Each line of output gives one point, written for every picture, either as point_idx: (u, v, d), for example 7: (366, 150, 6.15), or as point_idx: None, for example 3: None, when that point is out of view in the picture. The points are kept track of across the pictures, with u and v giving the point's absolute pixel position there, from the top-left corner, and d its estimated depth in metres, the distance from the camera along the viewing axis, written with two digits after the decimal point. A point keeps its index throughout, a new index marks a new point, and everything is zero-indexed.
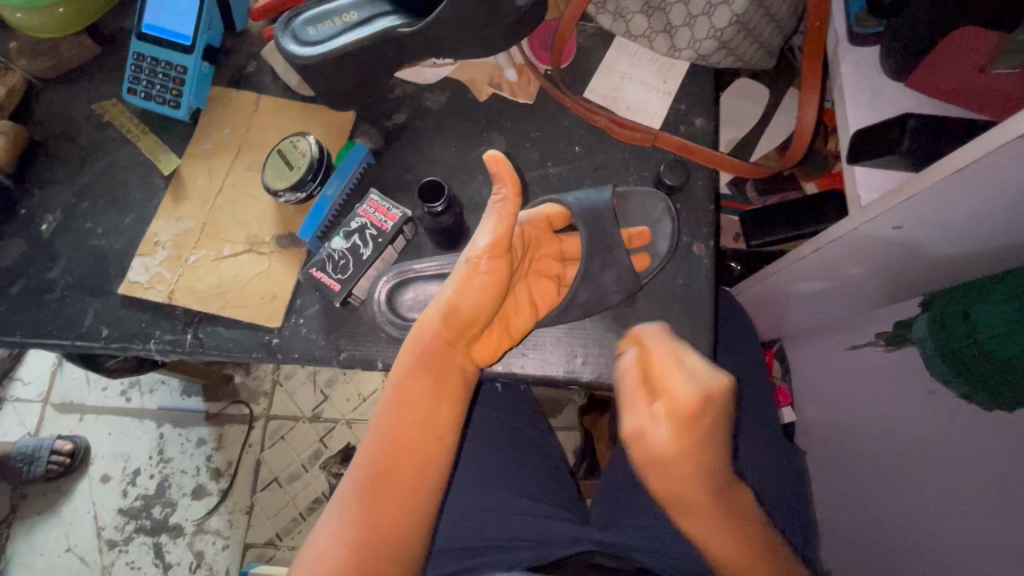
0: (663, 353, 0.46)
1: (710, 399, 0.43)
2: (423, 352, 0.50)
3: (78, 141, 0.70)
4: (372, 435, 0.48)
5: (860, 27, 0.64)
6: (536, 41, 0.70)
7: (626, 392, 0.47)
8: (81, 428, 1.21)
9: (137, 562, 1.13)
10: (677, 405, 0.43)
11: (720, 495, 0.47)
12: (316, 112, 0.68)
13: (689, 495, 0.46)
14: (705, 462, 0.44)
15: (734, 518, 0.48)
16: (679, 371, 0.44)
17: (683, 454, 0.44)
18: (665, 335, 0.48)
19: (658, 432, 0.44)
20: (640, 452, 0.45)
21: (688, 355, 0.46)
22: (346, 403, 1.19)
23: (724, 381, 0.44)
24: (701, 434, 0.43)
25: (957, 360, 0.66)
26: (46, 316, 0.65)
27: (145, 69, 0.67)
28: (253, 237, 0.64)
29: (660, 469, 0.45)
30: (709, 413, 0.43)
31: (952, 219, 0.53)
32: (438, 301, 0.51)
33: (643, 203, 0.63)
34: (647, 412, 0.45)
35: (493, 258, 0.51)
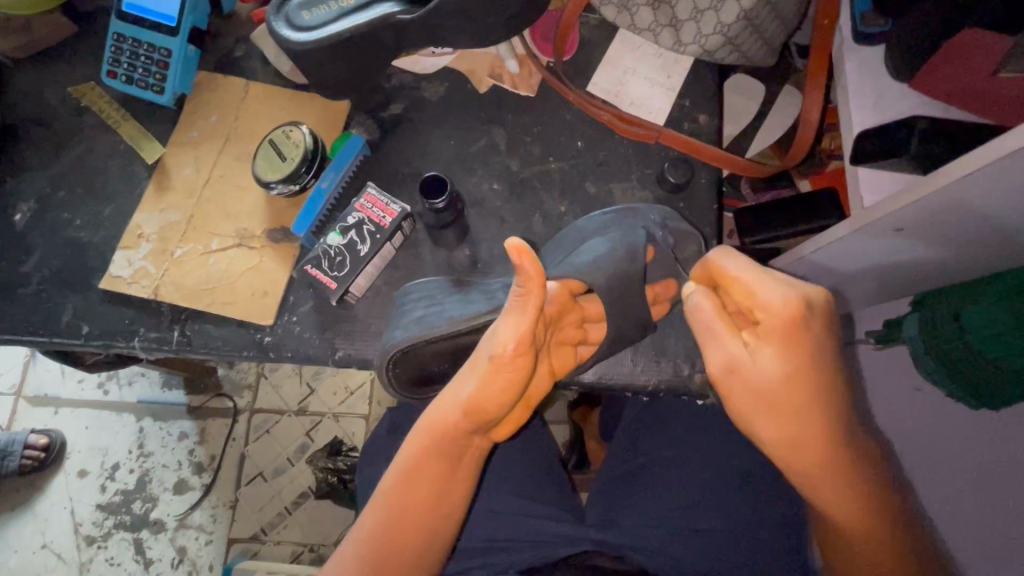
0: (751, 266, 0.46)
1: (811, 305, 0.44)
2: (439, 435, 0.49)
3: (53, 126, 0.66)
4: (376, 502, 0.49)
5: (865, 27, 0.64)
6: (537, 32, 0.67)
7: (706, 325, 0.47)
8: (57, 422, 1.17)
9: (117, 559, 1.11)
10: (775, 315, 0.43)
11: (848, 444, 0.46)
12: (309, 100, 0.65)
13: (815, 436, 0.45)
14: (823, 381, 0.44)
15: (840, 472, 0.46)
16: (768, 284, 0.44)
17: (796, 373, 0.44)
18: (734, 252, 0.47)
19: (756, 356, 0.44)
20: (740, 385, 0.45)
21: (772, 272, 0.46)
22: (332, 397, 1.16)
23: (820, 290, 0.45)
24: (807, 349, 0.43)
25: (953, 360, 0.66)
26: (21, 310, 0.61)
27: (125, 51, 0.64)
28: (243, 232, 0.61)
29: (767, 398, 0.45)
30: (811, 321, 0.43)
31: (951, 223, 0.53)
32: (454, 394, 0.48)
33: (679, 240, 0.58)
34: (737, 341, 0.45)
35: (520, 361, 0.46)
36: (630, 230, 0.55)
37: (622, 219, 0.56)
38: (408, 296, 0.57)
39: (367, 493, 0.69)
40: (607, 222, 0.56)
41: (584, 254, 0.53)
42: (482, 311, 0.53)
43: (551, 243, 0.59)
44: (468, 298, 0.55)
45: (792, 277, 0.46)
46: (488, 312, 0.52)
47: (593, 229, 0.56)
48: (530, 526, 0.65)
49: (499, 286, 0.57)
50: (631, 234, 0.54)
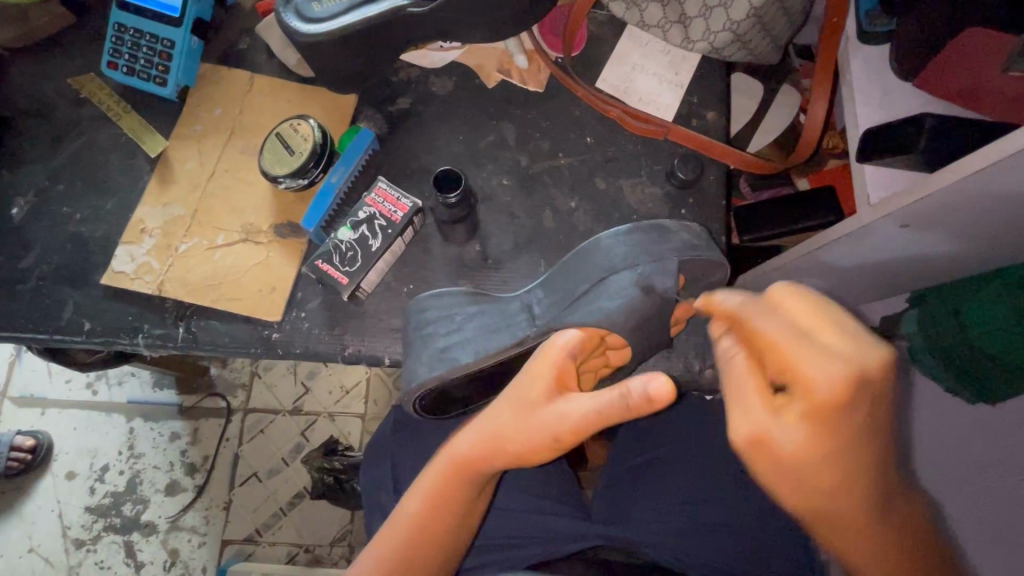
0: (809, 312, 0.40)
1: (863, 381, 0.38)
2: (468, 474, 0.47)
3: (51, 118, 0.64)
4: (400, 524, 0.49)
5: (873, 26, 0.65)
6: (546, 27, 0.67)
7: (737, 383, 0.41)
8: (44, 424, 1.14)
9: (107, 562, 1.08)
10: (812, 396, 0.38)
11: (879, 512, 0.43)
12: (315, 93, 0.64)
13: (842, 509, 0.42)
14: (858, 458, 0.40)
15: (871, 531, 0.44)
16: (814, 352, 0.38)
17: (818, 454, 0.39)
18: (797, 293, 0.41)
19: (783, 431, 0.39)
20: (760, 457, 0.40)
21: (825, 331, 0.39)
22: (328, 396, 1.15)
23: (878, 361, 0.38)
24: (840, 430, 0.39)
25: (949, 356, 0.66)
26: (18, 307, 0.60)
27: (127, 42, 0.62)
28: (249, 226, 0.60)
29: (791, 477, 0.40)
30: (858, 401, 0.38)
31: (957, 220, 0.54)
32: (495, 433, 0.45)
33: (705, 271, 0.52)
34: (768, 413, 0.40)
35: (589, 428, 0.42)
36: (662, 263, 0.49)
37: (654, 244, 0.50)
38: (425, 319, 0.53)
39: (373, 490, 0.68)
40: (634, 252, 0.50)
41: (608, 295, 0.48)
42: (506, 345, 0.50)
43: (569, 258, 0.52)
44: (488, 322, 0.52)
45: (850, 337, 0.39)
46: (512, 347, 0.50)
47: (621, 260, 0.49)
48: (537, 523, 0.65)
49: (518, 307, 0.52)
50: (664, 269, 0.49)
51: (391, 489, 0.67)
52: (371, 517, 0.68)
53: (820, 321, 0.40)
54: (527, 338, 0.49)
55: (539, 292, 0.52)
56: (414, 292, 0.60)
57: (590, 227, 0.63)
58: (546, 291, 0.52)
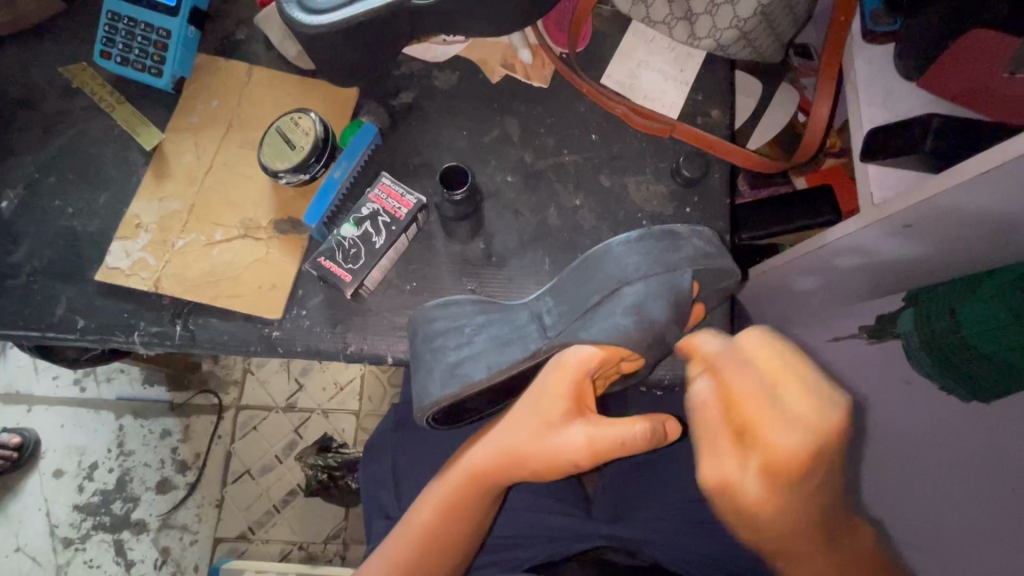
0: (776, 364, 0.43)
1: (818, 447, 0.40)
2: (485, 484, 0.49)
3: (41, 108, 0.62)
4: (411, 531, 0.50)
5: (874, 26, 0.65)
6: (550, 22, 0.66)
7: (708, 431, 0.44)
8: (30, 421, 1.11)
9: (96, 561, 1.07)
10: (774, 454, 0.41)
11: (833, 550, 0.46)
12: (315, 86, 0.63)
13: (791, 550, 0.45)
14: (813, 502, 0.43)
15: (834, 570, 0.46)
16: (775, 416, 0.41)
17: (773, 507, 0.42)
18: (761, 341, 0.44)
19: (748, 483, 0.42)
20: (723, 499, 0.44)
21: (789, 387, 0.42)
22: (321, 393, 1.14)
23: (836, 421, 0.41)
24: (797, 491, 0.42)
25: (946, 358, 0.64)
26: (9, 303, 0.58)
27: (122, 32, 0.61)
28: (248, 222, 0.59)
29: (751, 523, 0.44)
30: (818, 459, 0.41)
31: (958, 222, 0.54)
32: (516, 450, 0.47)
33: (715, 278, 0.50)
34: (734, 462, 0.43)
35: (618, 453, 0.45)
36: (673, 274, 0.48)
37: (664, 253, 0.49)
38: (433, 331, 0.52)
39: (373, 490, 0.68)
40: (646, 262, 0.48)
41: (621, 307, 0.47)
42: (517, 358, 0.49)
43: (577, 264, 0.51)
44: (498, 334, 0.51)
45: (814, 395, 0.42)
46: (526, 360, 0.49)
47: (633, 271, 0.48)
48: (540, 522, 0.64)
49: (528, 317, 0.51)
50: (675, 278, 0.48)
51: (392, 490, 0.66)
52: (371, 517, 0.67)
53: (791, 378, 0.43)
54: (539, 350, 0.48)
55: (549, 300, 0.51)
56: (417, 290, 0.59)
57: (595, 226, 0.62)
58: (556, 299, 0.51)
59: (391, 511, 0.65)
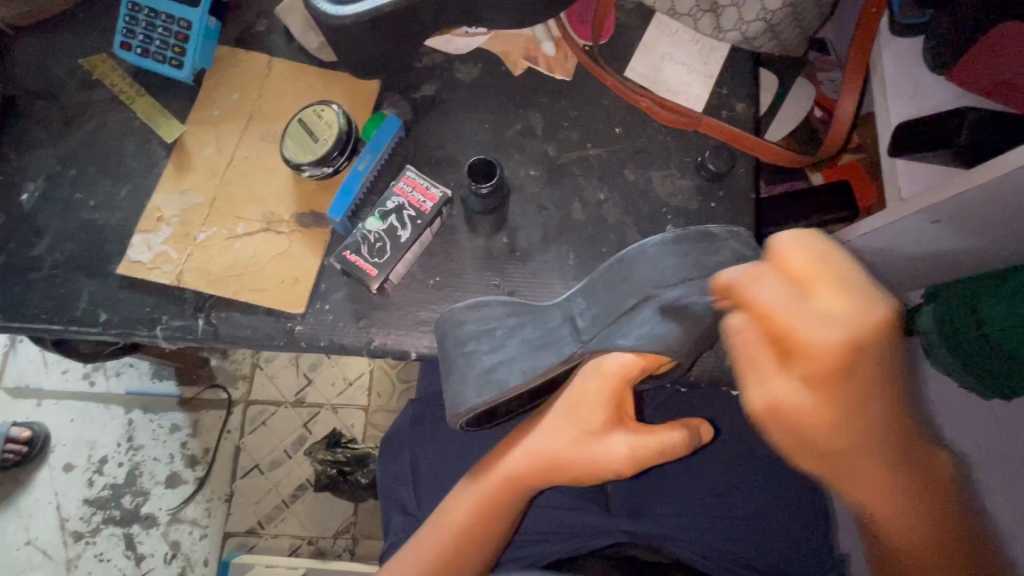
0: (815, 266, 0.39)
1: (864, 343, 0.38)
2: (522, 489, 0.49)
3: (60, 100, 0.62)
4: (444, 529, 0.50)
5: (903, 17, 0.64)
6: (574, 14, 0.66)
7: (748, 357, 0.42)
8: (41, 414, 1.12)
9: (107, 555, 1.07)
10: (822, 356, 0.38)
11: (900, 457, 0.45)
12: (336, 79, 0.63)
13: (863, 460, 0.44)
14: (875, 401, 0.41)
15: (909, 471, 0.45)
16: (811, 316, 0.38)
17: (821, 412, 0.41)
18: (801, 245, 0.39)
19: (793, 398, 0.41)
20: (772, 419, 0.43)
21: (827, 288, 0.38)
22: (331, 388, 1.13)
23: (889, 314, 0.38)
24: (850, 388, 0.40)
25: (961, 354, 0.63)
26: (29, 296, 0.58)
27: (143, 23, 0.60)
28: (270, 215, 0.59)
29: (800, 436, 0.43)
30: (863, 359, 0.39)
31: (989, 219, 0.53)
32: (556, 457, 0.47)
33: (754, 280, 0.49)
34: (776, 378, 0.41)
35: (658, 461, 0.46)
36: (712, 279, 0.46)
37: (703, 256, 0.48)
38: (465, 333, 0.51)
39: (391, 487, 0.67)
40: (683, 265, 0.47)
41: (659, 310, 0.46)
42: (552, 363, 0.48)
43: (610, 268, 0.50)
44: (531, 337, 0.50)
45: (852, 292, 0.38)
46: (560, 365, 0.48)
47: (670, 274, 0.47)
48: (560, 519, 0.64)
49: (561, 320, 0.50)
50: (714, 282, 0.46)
51: (411, 486, 0.66)
52: (389, 513, 0.67)
53: (825, 278, 0.38)
54: (574, 353, 0.47)
55: (581, 303, 0.50)
56: (440, 284, 0.58)
57: (619, 220, 0.61)
58: (588, 302, 0.50)
59: (411, 507, 0.65)
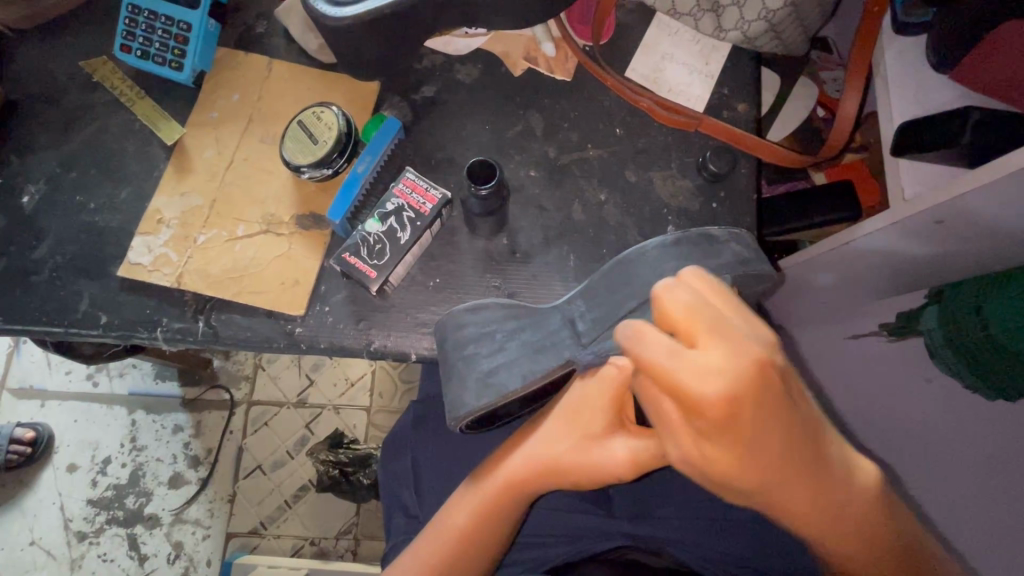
0: (696, 318, 0.35)
1: (740, 394, 0.33)
2: (523, 492, 0.49)
3: (61, 103, 0.62)
4: (446, 533, 0.50)
5: (906, 16, 0.63)
6: (574, 15, 0.65)
7: (664, 418, 0.37)
8: (44, 415, 1.12)
9: (110, 555, 1.07)
10: (699, 411, 0.33)
11: (839, 488, 0.40)
12: (336, 81, 0.62)
13: (802, 507, 0.40)
14: (784, 450, 0.36)
15: (792, 502, 0.39)
16: (692, 370, 0.33)
17: (740, 473, 0.36)
18: (678, 291, 0.35)
19: (705, 458, 0.36)
20: (704, 478, 0.38)
21: (701, 342, 0.34)
22: (332, 389, 1.13)
23: (757, 356, 0.33)
24: (746, 444, 0.35)
25: (968, 354, 0.62)
26: (31, 298, 0.58)
27: (143, 25, 0.60)
28: (270, 217, 0.59)
29: (730, 491, 0.38)
30: (745, 408, 0.33)
31: (991, 219, 0.53)
32: (558, 461, 0.47)
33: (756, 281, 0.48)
34: (689, 441, 0.36)
35: (658, 465, 0.45)
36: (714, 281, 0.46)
37: (704, 258, 0.47)
38: (465, 337, 0.51)
39: (392, 488, 0.67)
40: (683, 268, 0.47)
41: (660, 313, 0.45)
42: (552, 367, 0.47)
43: (611, 269, 0.49)
44: (530, 340, 0.50)
45: (732, 342, 0.34)
46: (560, 367, 0.47)
47: (671, 277, 0.46)
48: (560, 521, 0.63)
49: (561, 322, 0.50)
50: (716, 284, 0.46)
51: (411, 488, 0.66)
52: (390, 515, 0.67)
53: (700, 326, 0.34)
54: (574, 357, 0.47)
55: (582, 305, 0.50)
56: (440, 286, 0.58)
57: (619, 221, 0.61)
58: (588, 304, 0.49)
59: (412, 509, 0.65)
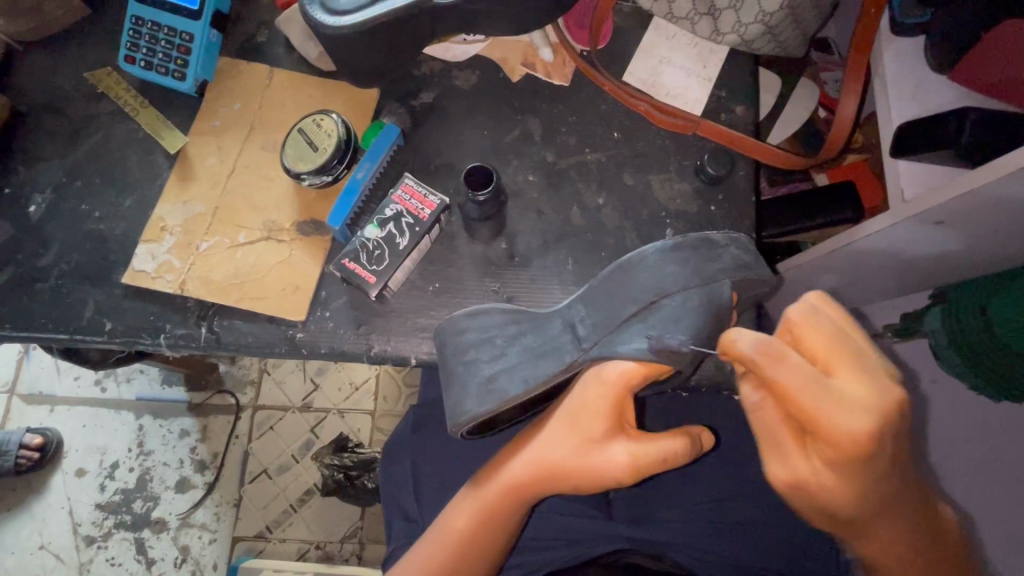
0: (829, 346, 0.40)
1: (884, 427, 0.38)
2: (524, 497, 0.49)
3: (67, 112, 0.63)
4: (446, 538, 0.50)
5: (905, 18, 0.62)
6: (571, 20, 0.66)
7: (775, 435, 0.42)
8: (54, 421, 1.13)
9: (118, 559, 1.08)
10: (840, 444, 0.38)
11: (912, 521, 0.45)
12: (336, 89, 0.63)
13: (878, 532, 0.45)
14: (884, 472, 0.41)
15: (898, 523, 0.44)
16: (834, 405, 0.38)
17: (846, 491, 0.41)
18: (818, 324, 0.40)
19: (820, 477, 0.41)
20: (798, 496, 0.43)
21: (843, 373, 0.40)
22: (338, 393, 1.14)
23: (894, 396, 0.39)
24: (868, 469, 0.40)
25: (973, 356, 0.62)
26: (38, 306, 0.59)
27: (145, 36, 0.61)
28: (271, 224, 0.59)
29: (825, 508, 0.43)
30: (886, 441, 0.39)
31: (991, 219, 0.52)
32: (558, 465, 0.47)
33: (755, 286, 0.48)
34: (800, 458, 0.41)
35: (658, 469, 0.46)
36: (712, 287, 0.46)
37: (703, 262, 0.47)
38: (465, 342, 0.52)
39: (393, 492, 0.67)
40: (683, 272, 0.47)
41: (658, 319, 0.46)
42: (552, 374, 0.48)
43: (610, 273, 0.49)
44: (531, 347, 0.50)
45: (864, 375, 0.39)
46: (561, 373, 0.47)
47: (670, 281, 0.46)
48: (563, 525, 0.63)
49: (560, 327, 0.50)
50: (715, 289, 0.46)
51: (412, 491, 0.66)
52: (392, 519, 0.67)
53: (840, 361, 0.40)
54: (574, 363, 0.47)
55: (581, 310, 0.49)
56: (439, 291, 0.59)
57: (617, 224, 0.61)
58: (587, 309, 0.49)
59: (414, 512, 0.65)
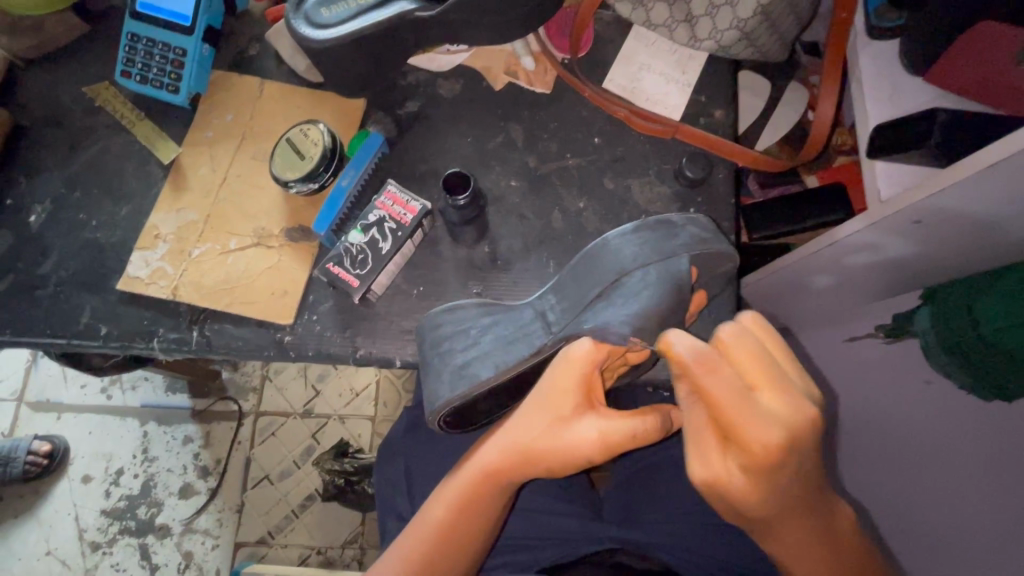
0: (756, 364, 0.41)
1: (792, 442, 0.40)
2: (500, 481, 0.50)
3: (67, 126, 0.65)
4: (426, 529, 0.51)
5: (880, 20, 0.65)
6: (552, 29, 0.68)
7: (699, 432, 0.43)
8: (61, 428, 1.16)
9: (122, 564, 1.10)
10: (752, 452, 0.40)
11: (821, 525, 0.46)
12: (325, 99, 0.65)
13: (784, 533, 0.46)
14: (794, 487, 0.42)
15: (804, 527, 0.46)
16: (750, 414, 0.39)
17: (754, 499, 0.42)
18: (745, 339, 0.41)
19: (732, 479, 0.42)
20: (713, 494, 0.44)
21: (767, 389, 0.41)
22: (338, 399, 1.15)
23: (813, 416, 0.41)
24: (773, 480, 0.41)
25: (961, 355, 0.62)
26: (38, 313, 0.61)
27: (140, 51, 0.64)
28: (261, 231, 0.61)
29: (737, 509, 0.44)
30: (795, 456, 0.40)
31: (966, 218, 0.53)
32: (530, 448, 0.48)
33: (715, 263, 0.51)
34: (718, 458, 0.42)
35: (629, 447, 0.47)
36: (670, 262, 0.49)
37: (661, 243, 0.50)
38: (441, 335, 0.53)
39: (386, 493, 0.69)
40: (643, 252, 0.49)
41: (620, 297, 0.48)
42: (522, 356, 0.49)
43: (578, 262, 0.51)
44: (503, 332, 0.51)
45: (784, 393, 0.41)
46: (532, 356, 0.49)
47: (631, 260, 0.48)
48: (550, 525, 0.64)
49: (532, 315, 0.52)
50: (672, 266, 0.48)
51: (404, 493, 0.67)
52: (384, 520, 0.68)
53: (767, 381, 0.41)
54: (544, 346, 0.49)
55: (552, 298, 0.52)
56: (424, 294, 0.60)
57: (598, 227, 0.63)
58: (558, 297, 0.51)
59: (404, 513, 0.66)
